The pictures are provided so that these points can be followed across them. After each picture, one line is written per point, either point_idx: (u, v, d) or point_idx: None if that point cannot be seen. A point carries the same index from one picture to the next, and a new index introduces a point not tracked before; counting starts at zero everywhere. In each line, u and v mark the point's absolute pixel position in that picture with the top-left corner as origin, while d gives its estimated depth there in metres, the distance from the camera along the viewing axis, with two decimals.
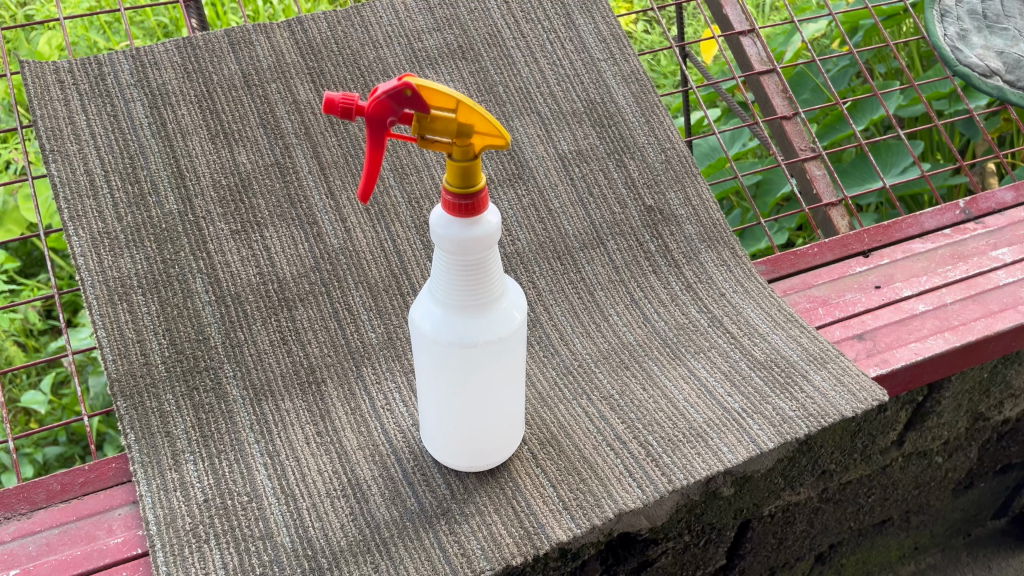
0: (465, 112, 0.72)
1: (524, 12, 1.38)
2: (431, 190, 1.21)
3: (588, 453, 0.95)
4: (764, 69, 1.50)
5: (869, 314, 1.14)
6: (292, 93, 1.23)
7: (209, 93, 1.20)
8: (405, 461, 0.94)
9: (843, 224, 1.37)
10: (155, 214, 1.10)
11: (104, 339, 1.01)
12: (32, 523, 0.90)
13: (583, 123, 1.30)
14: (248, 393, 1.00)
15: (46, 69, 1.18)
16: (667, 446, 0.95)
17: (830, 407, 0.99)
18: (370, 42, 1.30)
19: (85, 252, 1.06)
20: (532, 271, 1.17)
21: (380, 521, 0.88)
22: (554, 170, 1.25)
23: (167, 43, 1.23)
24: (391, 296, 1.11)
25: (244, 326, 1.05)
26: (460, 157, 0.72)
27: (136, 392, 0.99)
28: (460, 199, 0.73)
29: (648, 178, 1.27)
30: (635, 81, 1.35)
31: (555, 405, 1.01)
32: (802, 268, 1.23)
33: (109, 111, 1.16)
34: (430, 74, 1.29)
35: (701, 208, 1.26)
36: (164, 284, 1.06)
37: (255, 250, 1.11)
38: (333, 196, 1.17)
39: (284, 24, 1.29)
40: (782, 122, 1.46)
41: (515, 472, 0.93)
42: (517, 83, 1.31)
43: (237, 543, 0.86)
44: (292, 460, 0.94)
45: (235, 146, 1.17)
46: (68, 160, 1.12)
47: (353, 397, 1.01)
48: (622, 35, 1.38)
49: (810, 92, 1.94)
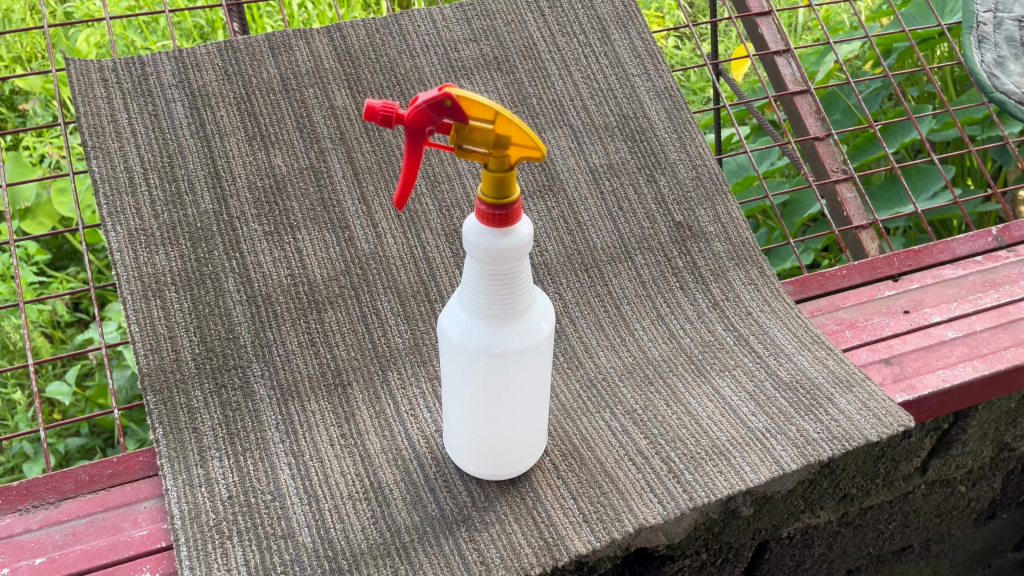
0: (504, 124, 0.73)
1: (561, 26, 1.39)
2: (462, 199, 1.22)
3: (610, 467, 0.95)
4: (798, 90, 1.49)
5: (897, 339, 1.14)
6: (328, 98, 1.24)
7: (248, 96, 1.22)
8: (427, 467, 0.94)
9: (873, 247, 1.36)
10: (191, 212, 1.12)
11: (137, 334, 1.03)
12: (59, 512, 0.91)
13: (615, 138, 1.30)
14: (275, 393, 1.01)
15: (91, 67, 1.21)
16: (689, 463, 0.95)
17: (855, 431, 0.98)
18: (407, 50, 1.32)
19: (122, 247, 1.08)
20: (559, 283, 1.17)
21: (401, 525, 0.89)
22: (584, 183, 1.26)
23: (209, 46, 1.25)
24: (419, 302, 1.12)
25: (273, 326, 1.06)
26: (496, 168, 0.72)
27: (166, 387, 1.00)
28: (494, 209, 0.74)
29: (678, 195, 1.27)
30: (668, 97, 1.35)
31: (578, 417, 1.01)
32: (830, 290, 1.23)
33: (151, 110, 1.18)
34: (465, 84, 1.30)
35: (730, 226, 1.26)
36: (197, 282, 1.08)
37: (287, 251, 1.12)
38: (366, 201, 1.18)
39: (323, 30, 1.31)
40: (814, 142, 1.46)
41: (537, 483, 0.93)
42: (551, 95, 1.32)
43: (260, 541, 0.87)
44: (316, 461, 0.95)
45: (272, 149, 1.19)
46: (109, 156, 1.14)
47: (378, 400, 1.02)
48: (657, 51, 1.39)
49: (841, 112, 1.94)
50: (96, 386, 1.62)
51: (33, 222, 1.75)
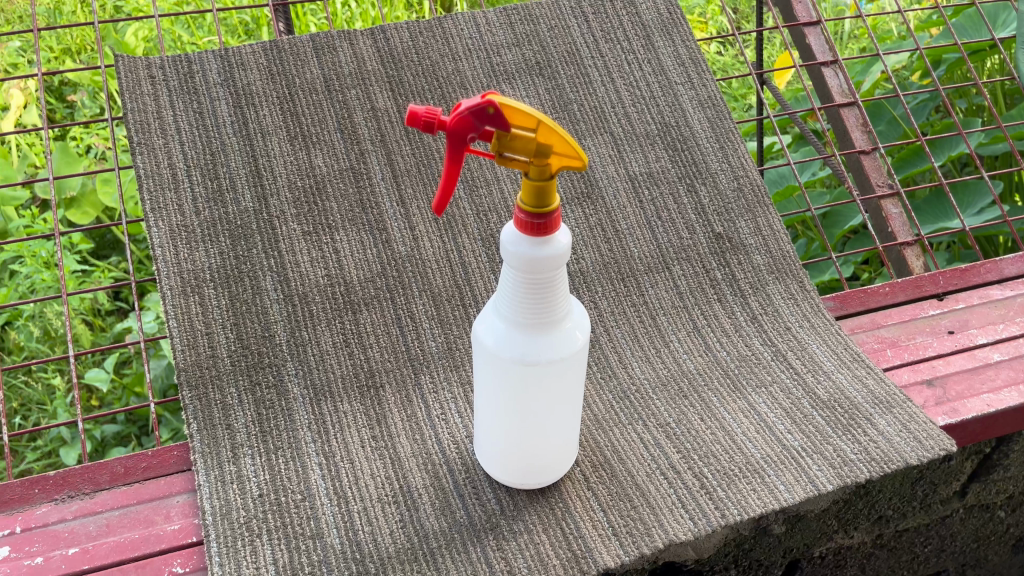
0: (545, 132, 0.72)
1: (605, 32, 1.38)
2: (500, 204, 1.21)
3: (641, 480, 0.94)
4: (844, 101, 1.46)
5: (940, 360, 1.11)
6: (370, 100, 1.25)
7: (291, 96, 1.23)
8: (457, 473, 0.94)
9: (917, 264, 1.33)
10: (232, 210, 1.13)
11: (175, 329, 1.04)
12: (94, 503, 0.92)
13: (656, 146, 1.29)
14: (309, 393, 1.02)
15: (138, 63, 1.22)
16: (722, 480, 0.94)
17: (894, 453, 0.96)
18: (449, 54, 1.32)
19: (163, 243, 1.09)
20: (594, 292, 1.17)
21: (429, 531, 0.89)
22: (623, 191, 1.25)
23: (255, 45, 1.26)
24: (454, 306, 1.12)
25: (309, 326, 1.07)
26: (536, 177, 0.72)
27: (201, 382, 1.01)
28: (533, 218, 0.73)
29: (718, 206, 1.25)
30: (711, 106, 1.33)
31: (610, 428, 1.00)
32: (872, 307, 1.20)
33: (196, 108, 1.20)
34: (507, 89, 1.30)
35: (771, 238, 1.24)
36: (235, 279, 1.08)
37: (325, 252, 1.12)
38: (404, 204, 1.18)
39: (367, 31, 1.31)
40: (859, 156, 1.43)
41: (567, 493, 0.92)
42: (593, 102, 1.31)
43: (289, 540, 0.87)
44: (347, 462, 0.95)
45: (313, 149, 1.19)
46: (154, 152, 1.15)
47: (409, 404, 1.02)
48: (702, 59, 1.37)
49: (887, 124, 1.90)
50: (133, 375, 1.64)
51: (77, 211, 1.78)
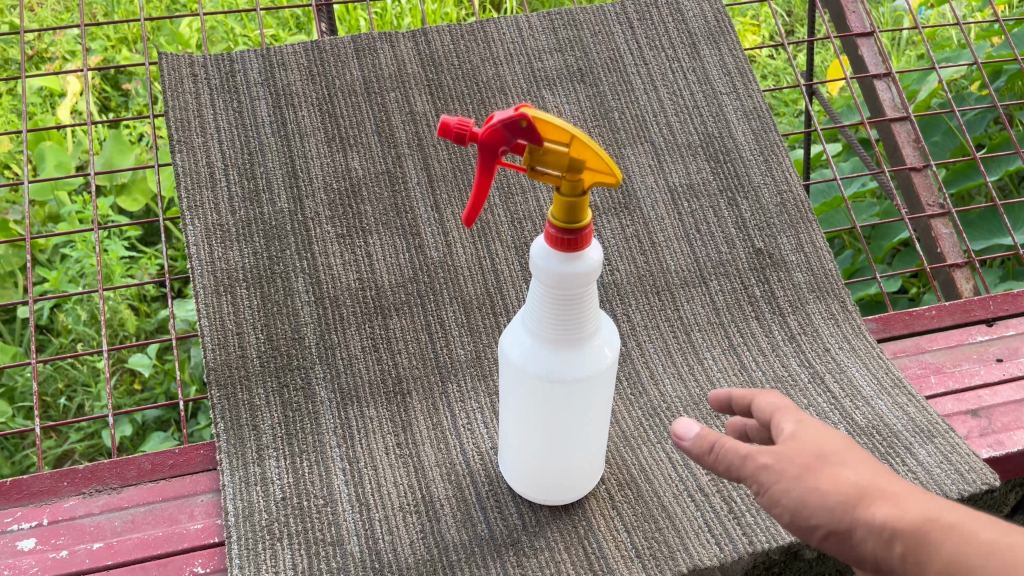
0: (579, 147, 0.70)
1: (650, 39, 1.36)
2: (535, 212, 1.20)
3: (667, 501, 0.92)
4: (896, 116, 1.41)
5: (987, 389, 1.07)
6: (409, 104, 1.24)
7: (330, 97, 1.23)
8: (480, 485, 0.93)
9: (967, 287, 1.28)
10: (267, 210, 1.13)
11: (206, 327, 1.05)
12: (121, 498, 0.93)
13: (698, 157, 1.26)
14: (336, 396, 1.01)
15: (182, 62, 1.23)
16: (752, 505, 0.91)
17: (933, 486, 0.93)
18: (491, 58, 1.31)
19: (198, 241, 1.10)
20: (628, 304, 1.14)
21: (449, 543, 0.88)
22: (661, 202, 1.22)
23: (296, 45, 1.27)
24: (484, 314, 1.11)
25: (338, 329, 1.06)
26: (568, 192, 0.70)
27: (230, 382, 1.01)
28: (563, 234, 0.71)
29: (760, 220, 1.22)
30: (757, 117, 1.30)
31: (638, 446, 0.98)
32: (917, 330, 1.16)
33: (236, 107, 1.20)
34: (547, 95, 1.28)
35: (813, 256, 1.20)
36: (268, 280, 1.09)
37: (357, 255, 1.12)
38: (438, 209, 1.17)
39: (409, 34, 1.31)
40: (910, 173, 1.38)
41: (591, 511, 0.91)
42: (634, 110, 1.29)
43: (309, 546, 0.87)
44: (370, 469, 0.95)
45: (350, 151, 1.19)
46: (193, 150, 1.16)
47: (436, 412, 1.01)
48: (748, 69, 1.34)
49: (942, 134, 1.82)
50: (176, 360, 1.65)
51: (128, 197, 1.79)
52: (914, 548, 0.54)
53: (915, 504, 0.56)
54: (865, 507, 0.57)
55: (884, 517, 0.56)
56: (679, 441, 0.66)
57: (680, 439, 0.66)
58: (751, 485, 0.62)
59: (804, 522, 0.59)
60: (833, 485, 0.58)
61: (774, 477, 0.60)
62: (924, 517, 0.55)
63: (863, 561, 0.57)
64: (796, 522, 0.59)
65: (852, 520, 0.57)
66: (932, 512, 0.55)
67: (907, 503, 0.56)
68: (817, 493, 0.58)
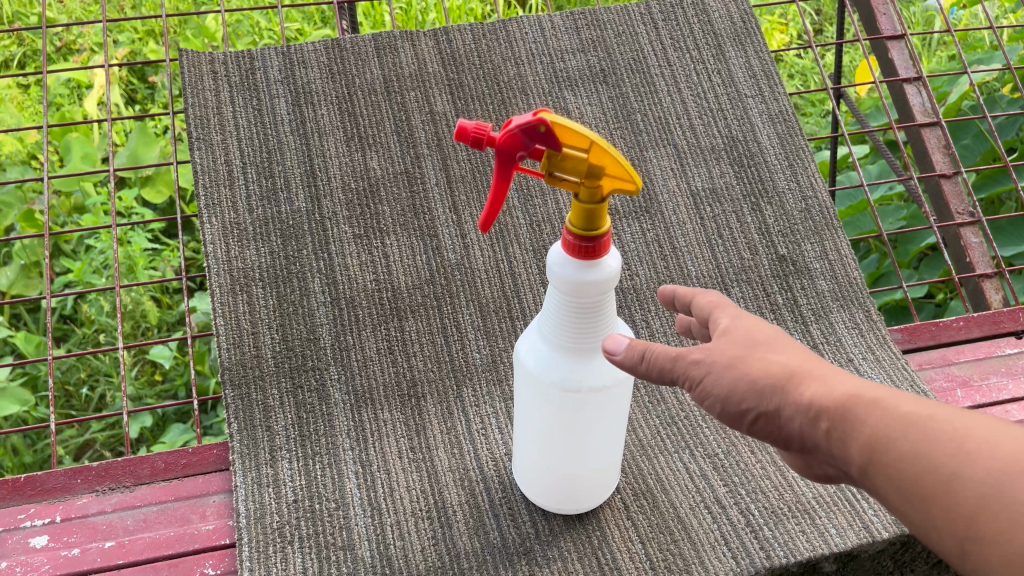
0: (598, 153, 0.68)
1: (674, 40, 1.34)
2: (554, 215, 1.18)
3: (683, 513, 0.90)
4: (927, 121, 1.38)
5: (1015, 404, 1.04)
6: (429, 103, 1.23)
7: (349, 96, 1.22)
8: (493, 491, 0.92)
9: (996, 298, 1.26)
10: (285, 209, 1.13)
11: (222, 327, 1.04)
12: (133, 497, 0.93)
13: (721, 161, 1.24)
14: (349, 398, 1.01)
15: (202, 59, 1.23)
16: (770, 518, 0.90)
17: None
18: (512, 58, 1.29)
19: (215, 240, 1.10)
20: (647, 310, 1.12)
21: (461, 550, 0.87)
22: (683, 207, 1.20)
23: (317, 43, 1.26)
24: (500, 318, 1.09)
25: (354, 331, 1.06)
26: (586, 199, 0.68)
27: (244, 382, 1.01)
28: (580, 241, 0.70)
29: (784, 226, 1.20)
30: (782, 121, 1.28)
31: (655, 456, 0.97)
32: (943, 342, 1.13)
33: (255, 105, 1.20)
34: (568, 96, 1.26)
35: (838, 263, 1.17)
36: (284, 280, 1.08)
37: (374, 255, 1.11)
38: (457, 211, 1.16)
39: (430, 33, 1.30)
40: (939, 180, 1.35)
41: (605, 521, 0.89)
42: (657, 112, 1.27)
43: (320, 550, 0.87)
44: (383, 472, 0.94)
45: (369, 150, 1.18)
46: (211, 148, 1.16)
47: (450, 416, 1.00)
48: (774, 72, 1.31)
49: (972, 137, 1.77)
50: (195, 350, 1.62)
51: (152, 189, 1.79)
52: (835, 422, 0.58)
53: (837, 382, 0.60)
54: (793, 386, 0.61)
55: (811, 396, 0.60)
56: (609, 356, 0.70)
57: (612, 354, 0.70)
58: (683, 382, 0.66)
59: (735, 406, 0.63)
60: (762, 369, 0.63)
61: (705, 370, 0.64)
62: (849, 395, 0.58)
63: (790, 436, 0.62)
64: (727, 407, 0.64)
65: (779, 400, 0.61)
66: (850, 388, 0.59)
67: (833, 383, 0.60)
68: (746, 378, 0.63)
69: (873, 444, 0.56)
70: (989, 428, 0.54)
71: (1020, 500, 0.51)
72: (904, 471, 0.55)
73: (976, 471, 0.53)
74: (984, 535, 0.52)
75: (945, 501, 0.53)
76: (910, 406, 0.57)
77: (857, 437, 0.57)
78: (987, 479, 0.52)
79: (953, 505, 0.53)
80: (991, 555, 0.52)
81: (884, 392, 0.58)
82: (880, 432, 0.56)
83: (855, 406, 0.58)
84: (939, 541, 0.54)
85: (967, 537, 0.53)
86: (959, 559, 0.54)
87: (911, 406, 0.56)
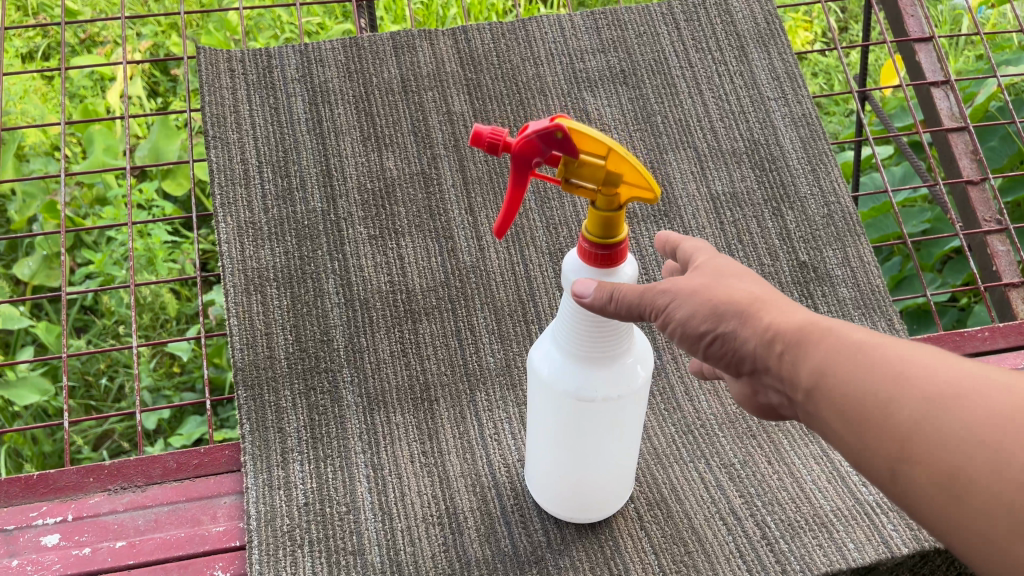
0: (616, 159, 0.67)
1: (696, 40, 1.32)
2: (571, 218, 1.17)
3: (698, 524, 0.89)
4: (954, 126, 1.35)
5: None
6: (446, 103, 1.22)
7: (367, 95, 1.21)
8: (505, 498, 0.91)
9: None
10: (300, 209, 1.12)
11: (235, 327, 1.04)
12: (145, 497, 0.93)
13: (742, 165, 1.22)
14: (362, 401, 1.00)
15: (220, 57, 1.23)
16: (786, 531, 0.88)
17: None
18: (531, 58, 1.28)
19: (230, 239, 1.09)
20: None
21: (472, 558, 0.86)
22: (703, 211, 1.18)
23: (334, 41, 1.26)
24: (515, 321, 1.08)
25: (367, 333, 1.05)
26: (604, 207, 0.67)
27: (257, 383, 1.00)
28: (597, 249, 0.69)
29: (805, 232, 1.17)
30: (805, 124, 1.25)
31: (669, 465, 0.95)
32: (967, 352, 1.11)
33: (272, 103, 1.19)
34: (588, 97, 1.25)
35: (860, 270, 1.15)
36: (298, 280, 1.08)
37: (389, 257, 1.10)
38: (473, 213, 1.15)
39: (449, 32, 1.29)
40: (966, 186, 1.32)
41: (618, 531, 0.88)
42: (678, 114, 1.25)
43: (330, 554, 0.86)
44: (394, 477, 0.93)
45: (385, 151, 1.18)
46: (228, 146, 1.16)
47: (462, 421, 0.99)
48: (798, 74, 1.29)
49: (999, 139, 1.71)
50: (211, 343, 1.60)
51: (173, 181, 1.79)
52: (789, 345, 0.59)
53: (798, 313, 0.61)
54: (754, 312, 0.62)
55: (770, 321, 0.61)
56: (578, 300, 0.67)
57: (580, 298, 0.67)
58: (651, 314, 0.65)
59: (694, 329, 0.64)
60: (728, 296, 0.64)
61: (671, 297, 0.65)
62: (807, 321, 0.59)
63: (744, 360, 0.63)
64: (687, 330, 0.65)
65: (739, 323, 0.63)
66: (809, 316, 0.60)
67: (793, 313, 0.61)
68: (708, 302, 0.64)
69: (820, 366, 0.57)
70: (933, 356, 0.54)
71: (946, 423, 0.51)
72: (844, 393, 0.55)
73: (910, 392, 0.52)
74: (910, 455, 0.52)
75: (879, 422, 0.53)
76: (860, 333, 0.57)
77: (807, 358, 0.58)
78: (920, 400, 0.52)
79: (884, 425, 0.53)
80: (916, 473, 0.52)
81: (840, 321, 0.59)
82: (829, 355, 0.57)
83: (811, 331, 0.59)
84: (870, 463, 0.54)
85: (897, 456, 0.52)
86: (888, 482, 0.54)
87: (862, 333, 0.57)
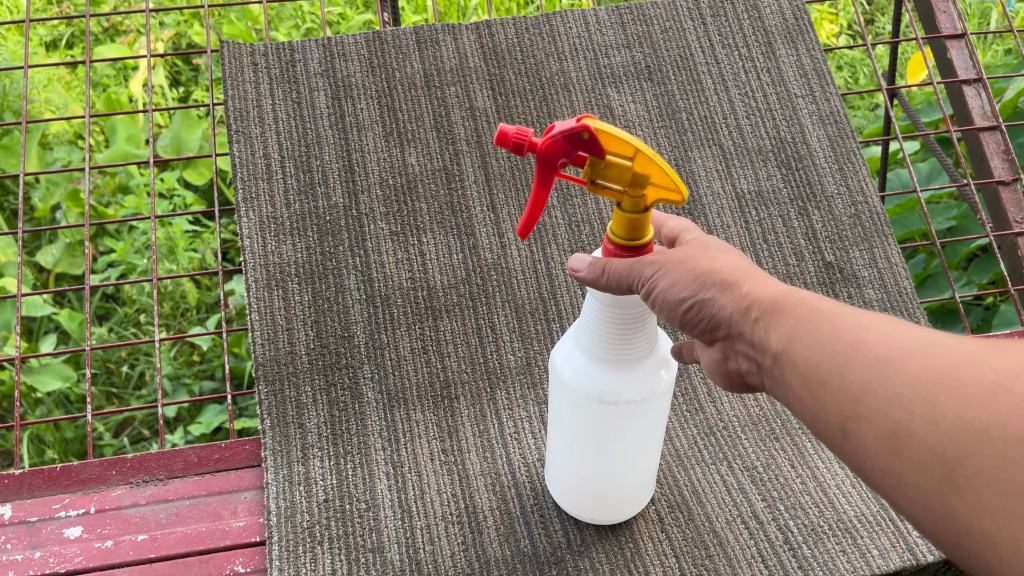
0: (643, 161, 0.66)
1: (722, 36, 1.30)
2: (593, 215, 1.16)
3: (720, 527, 0.88)
4: (985, 125, 1.33)
5: None
6: (469, 99, 1.22)
7: (389, 90, 1.21)
8: (525, 498, 0.91)
9: None
10: (322, 205, 1.12)
11: (257, 322, 1.04)
12: (166, 490, 0.93)
13: (768, 163, 1.20)
14: (382, 398, 1.00)
15: (242, 50, 1.22)
16: (809, 536, 0.87)
17: None
18: (555, 53, 1.27)
19: (252, 234, 1.09)
20: None
21: (491, 558, 0.86)
22: (728, 210, 1.17)
23: (357, 35, 1.25)
24: (536, 320, 1.08)
25: (388, 329, 1.05)
26: (629, 208, 0.67)
27: (278, 378, 1.01)
28: (623, 250, 0.68)
29: (832, 232, 1.16)
30: (833, 122, 1.23)
31: (691, 467, 0.94)
32: None
33: (294, 98, 1.19)
34: (612, 93, 1.24)
35: (887, 271, 1.13)
36: (320, 276, 1.07)
37: (410, 253, 1.10)
38: (495, 210, 1.14)
39: (473, 26, 1.28)
40: (997, 187, 1.30)
41: (638, 533, 0.87)
42: (703, 111, 1.24)
43: (349, 552, 0.86)
44: (414, 474, 0.93)
45: (407, 146, 1.17)
46: (250, 141, 1.15)
47: (483, 419, 0.99)
48: (826, 71, 1.27)
49: None
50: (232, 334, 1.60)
51: (194, 171, 1.79)
52: (763, 311, 0.59)
53: (777, 286, 0.61)
54: (735, 282, 0.62)
55: (750, 290, 0.61)
56: (573, 275, 0.69)
57: (575, 272, 0.69)
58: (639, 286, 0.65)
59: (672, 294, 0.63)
60: (711, 266, 0.63)
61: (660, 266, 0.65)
62: (785, 292, 0.59)
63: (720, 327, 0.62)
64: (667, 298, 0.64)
65: (718, 291, 0.62)
66: (787, 288, 0.60)
67: (774, 286, 0.61)
68: (691, 269, 0.63)
69: (791, 331, 0.56)
70: (891, 325, 0.53)
71: (898, 384, 0.50)
72: (809, 355, 0.54)
73: (865, 355, 0.52)
74: (862, 412, 0.51)
75: (836, 382, 0.52)
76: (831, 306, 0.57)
77: (777, 322, 0.57)
78: (873, 362, 0.51)
79: (839, 385, 0.52)
80: (865, 430, 0.50)
81: (815, 294, 0.58)
82: (799, 320, 0.56)
83: (787, 299, 0.58)
84: (821, 422, 0.53)
85: (848, 415, 0.51)
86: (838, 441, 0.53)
87: (831, 305, 0.57)
